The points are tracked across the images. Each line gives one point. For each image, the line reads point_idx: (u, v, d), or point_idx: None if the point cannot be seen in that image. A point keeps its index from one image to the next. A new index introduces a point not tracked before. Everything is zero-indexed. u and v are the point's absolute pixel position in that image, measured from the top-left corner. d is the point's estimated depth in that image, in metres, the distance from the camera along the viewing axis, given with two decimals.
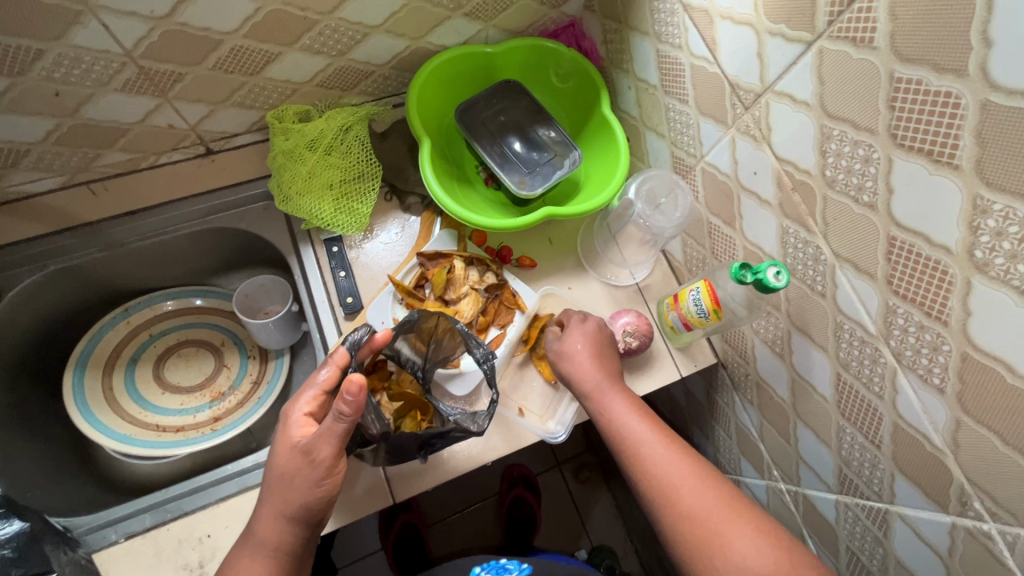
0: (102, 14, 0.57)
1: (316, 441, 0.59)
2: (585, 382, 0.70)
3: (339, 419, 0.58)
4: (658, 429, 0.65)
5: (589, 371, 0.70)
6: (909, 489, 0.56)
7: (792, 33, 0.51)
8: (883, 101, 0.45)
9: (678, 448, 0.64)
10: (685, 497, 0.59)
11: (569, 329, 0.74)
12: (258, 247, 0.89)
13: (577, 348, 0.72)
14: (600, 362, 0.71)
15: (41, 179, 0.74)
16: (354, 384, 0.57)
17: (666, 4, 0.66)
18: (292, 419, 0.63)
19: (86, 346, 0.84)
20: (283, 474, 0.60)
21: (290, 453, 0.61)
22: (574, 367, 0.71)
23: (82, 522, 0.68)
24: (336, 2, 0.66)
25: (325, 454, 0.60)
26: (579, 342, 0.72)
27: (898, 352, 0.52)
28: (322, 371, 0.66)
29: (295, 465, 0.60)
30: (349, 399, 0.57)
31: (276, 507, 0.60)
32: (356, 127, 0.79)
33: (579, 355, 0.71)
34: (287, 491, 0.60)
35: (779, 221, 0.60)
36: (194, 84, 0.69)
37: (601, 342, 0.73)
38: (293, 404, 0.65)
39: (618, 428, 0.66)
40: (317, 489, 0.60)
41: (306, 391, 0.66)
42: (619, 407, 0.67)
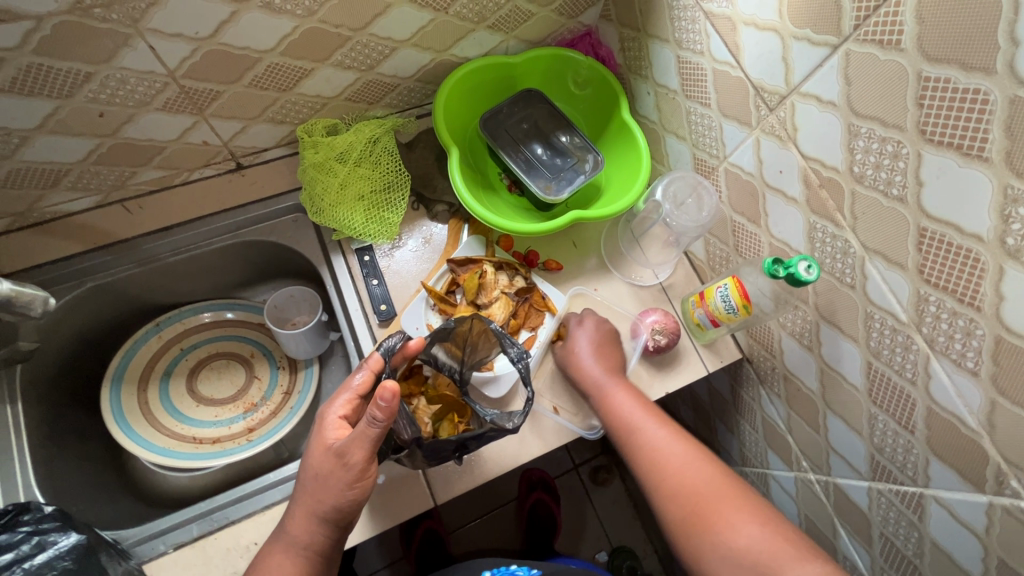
0: (150, 37, 0.59)
1: (349, 444, 0.60)
2: (589, 376, 0.74)
3: (372, 424, 0.59)
4: (657, 416, 0.70)
5: (591, 366, 0.75)
6: (943, 472, 0.58)
7: (818, 37, 0.53)
8: (912, 99, 0.47)
9: (676, 435, 0.68)
10: (681, 478, 0.63)
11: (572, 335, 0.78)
12: (287, 259, 0.90)
13: (582, 349, 0.76)
14: (602, 359, 0.75)
15: (78, 199, 0.75)
16: (388, 391, 0.57)
17: (687, 12, 0.68)
18: (327, 421, 0.65)
19: (121, 362, 0.85)
20: (317, 475, 0.62)
21: (324, 455, 0.62)
22: (578, 366, 0.75)
23: (130, 535, 0.68)
24: (368, 18, 0.68)
25: (358, 457, 0.60)
26: (583, 341, 0.77)
27: (931, 339, 0.54)
28: (357, 376, 0.67)
29: (328, 467, 0.61)
30: (382, 405, 0.57)
31: (309, 507, 0.61)
32: (384, 138, 0.81)
33: (581, 354, 0.76)
34: (321, 492, 0.61)
35: (806, 217, 0.63)
36: (230, 102, 0.71)
37: (604, 339, 0.77)
38: (328, 407, 0.66)
39: (618, 416, 0.70)
40: (348, 492, 0.60)
41: (341, 395, 0.67)
42: (621, 397, 0.71)
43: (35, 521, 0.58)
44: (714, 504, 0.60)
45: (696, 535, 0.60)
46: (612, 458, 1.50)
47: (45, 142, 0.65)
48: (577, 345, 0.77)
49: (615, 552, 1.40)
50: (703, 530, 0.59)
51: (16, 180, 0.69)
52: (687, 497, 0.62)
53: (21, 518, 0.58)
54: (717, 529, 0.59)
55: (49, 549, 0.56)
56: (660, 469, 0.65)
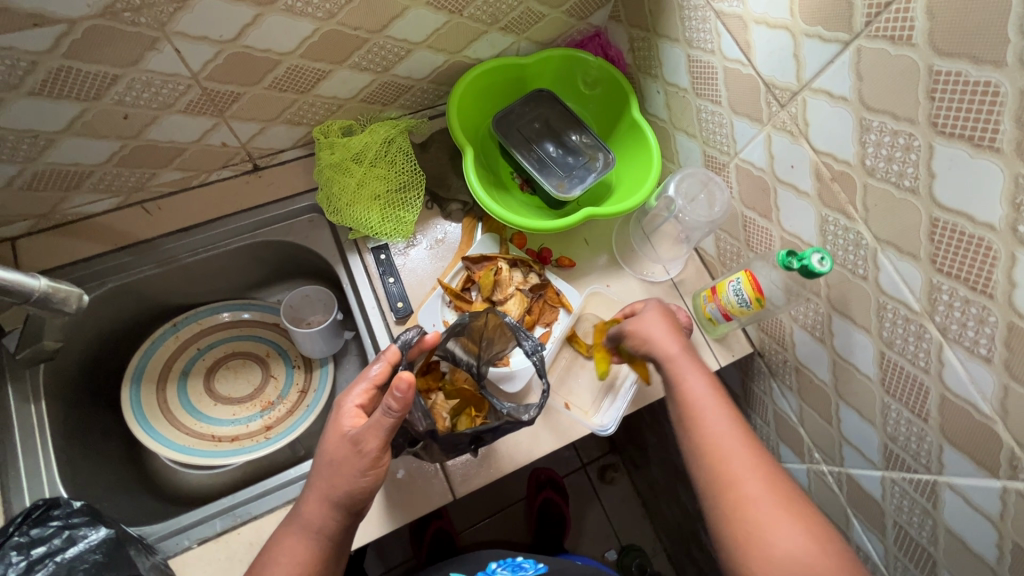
0: (176, 40, 0.60)
1: (365, 432, 0.60)
2: (662, 352, 0.69)
3: (387, 414, 0.59)
4: (728, 410, 0.63)
5: (667, 343, 0.69)
6: (957, 458, 0.59)
7: (829, 34, 0.55)
8: (923, 93, 0.49)
9: (744, 433, 0.62)
10: (741, 479, 0.58)
11: (648, 312, 0.73)
12: (302, 259, 0.92)
13: (656, 328, 0.71)
14: (678, 340, 0.69)
15: (100, 200, 0.77)
16: (404, 382, 0.57)
17: (697, 12, 0.70)
18: (344, 409, 0.65)
19: (139, 362, 0.86)
20: (331, 461, 0.62)
21: (340, 442, 0.62)
22: (651, 339, 0.70)
23: (154, 531, 0.69)
24: (386, 21, 0.69)
25: (373, 446, 0.60)
26: (656, 320, 0.72)
27: (944, 327, 0.55)
28: (375, 366, 0.67)
29: (344, 454, 0.61)
30: (398, 395, 0.57)
31: (322, 492, 0.61)
32: (398, 139, 0.83)
33: (654, 330, 0.70)
34: (336, 477, 0.61)
35: (818, 211, 0.64)
36: (250, 104, 0.72)
37: (676, 323, 0.72)
38: (346, 396, 0.66)
39: (687, 400, 0.64)
40: (361, 479, 0.60)
41: (358, 384, 0.67)
42: (693, 381, 0.65)
43: (65, 516, 0.59)
44: (770, 512, 0.56)
45: (741, 538, 0.55)
46: (620, 457, 1.51)
47: (70, 144, 0.66)
48: (649, 321, 0.72)
49: (624, 550, 1.40)
50: (749, 532, 0.55)
51: (41, 182, 0.70)
52: (740, 500, 0.57)
53: (51, 513, 0.59)
54: (762, 531, 0.55)
55: (79, 542, 0.57)
56: (721, 463, 0.60)
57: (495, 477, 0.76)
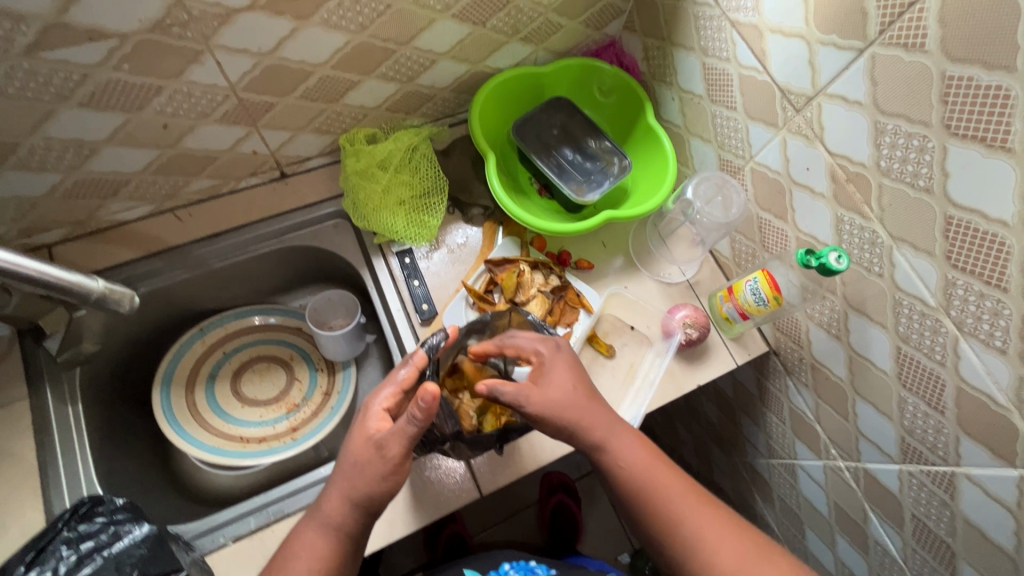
0: (218, 52, 0.63)
1: (390, 437, 0.62)
2: (586, 432, 0.65)
3: (411, 422, 0.61)
4: (660, 462, 0.67)
5: (581, 411, 0.65)
6: (974, 449, 0.61)
7: (844, 42, 0.58)
8: (936, 97, 0.51)
9: (684, 484, 0.65)
10: (693, 534, 0.62)
11: (547, 377, 0.67)
12: (326, 264, 0.94)
13: (561, 397, 0.65)
14: (590, 409, 0.66)
15: (134, 208, 0.79)
16: (429, 394, 0.58)
17: (712, 22, 0.73)
18: (370, 412, 0.66)
19: (170, 364, 0.88)
20: (355, 462, 0.63)
21: (365, 445, 0.64)
22: (562, 414, 0.64)
23: (190, 528, 0.71)
24: (413, 33, 0.72)
25: (395, 451, 0.62)
26: (564, 381, 0.66)
27: (959, 321, 0.57)
28: (403, 370, 0.69)
29: (367, 457, 0.63)
30: (423, 405, 0.59)
31: (345, 491, 0.63)
32: (422, 146, 0.86)
33: (564, 400, 0.65)
34: (358, 479, 0.63)
35: (833, 211, 0.66)
36: (281, 113, 0.75)
37: (581, 379, 0.68)
38: (373, 398, 0.67)
39: (625, 471, 0.65)
40: (382, 483, 0.62)
41: (386, 387, 0.68)
42: (622, 446, 0.66)
43: (110, 513, 0.61)
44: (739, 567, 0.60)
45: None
46: None
47: (111, 153, 0.69)
48: (555, 386, 0.66)
49: (637, 552, 1.41)
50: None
51: (80, 190, 0.72)
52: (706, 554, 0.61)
53: (96, 510, 0.61)
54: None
55: (124, 538, 0.59)
56: (671, 526, 0.63)
57: (516, 475, 0.77)
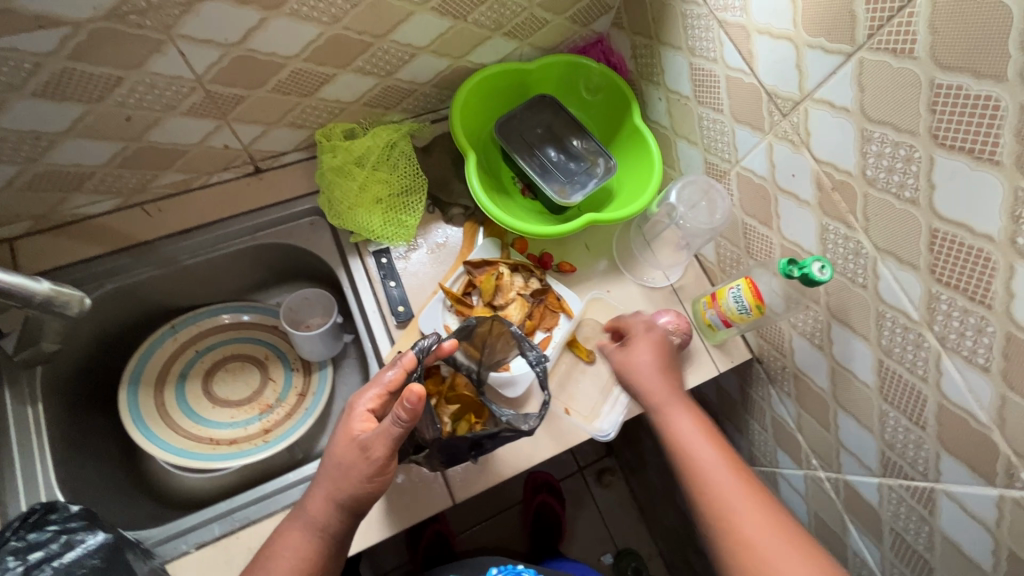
0: (182, 43, 0.60)
1: (374, 439, 0.60)
2: (649, 397, 0.72)
3: (396, 423, 0.59)
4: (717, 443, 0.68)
5: (653, 377, 0.73)
6: (954, 466, 0.59)
7: (832, 46, 0.56)
8: (924, 106, 0.49)
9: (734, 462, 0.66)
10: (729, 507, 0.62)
11: (634, 342, 0.77)
12: (302, 262, 0.91)
13: (641, 361, 0.75)
14: (667, 377, 0.74)
15: (99, 202, 0.76)
16: (414, 395, 0.56)
17: (700, 21, 0.70)
18: (354, 412, 0.64)
19: (138, 363, 0.86)
20: (339, 463, 0.62)
21: (349, 446, 0.62)
22: (638, 377, 0.74)
23: (152, 534, 0.68)
24: (391, 25, 0.70)
25: (380, 453, 0.60)
26: (644, 352, 0.75)
27: (942, 336, 0.55)
28: (390, 372, 0.66)
29: (351, 458, 0.61)
30: (407, 406, 0.57)
31: (328, 492, 0.61)
32: (401, 143, 0.83)
33: (643, 365, 0.74)
34: (342, 481, 0.61)
35: (818, 220, 0.65)
36: (253, 106, 0.72)
37: (663, 356, 0.76)
38: (358, 397, 0.65)
39: (678, 441, 0.69)
40: (366, 485, 0.61)
41: (372, 387, 0.65)
42: (679, 421, 0.70)
43: (63, 520, 0.59)
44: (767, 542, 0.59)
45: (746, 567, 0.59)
46: (617, 461, 1.50)
47: (72, 145, 0.66)
48: (637, 353, 0.76)
49: (620, 554, 1.40)
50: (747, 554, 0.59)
51: (41, 183, 0.69)
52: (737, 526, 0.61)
53: (48, 517, 0.59)
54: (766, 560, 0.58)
55: (76, 547, 0.57)
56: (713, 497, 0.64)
57: (491, 482, 0.75)
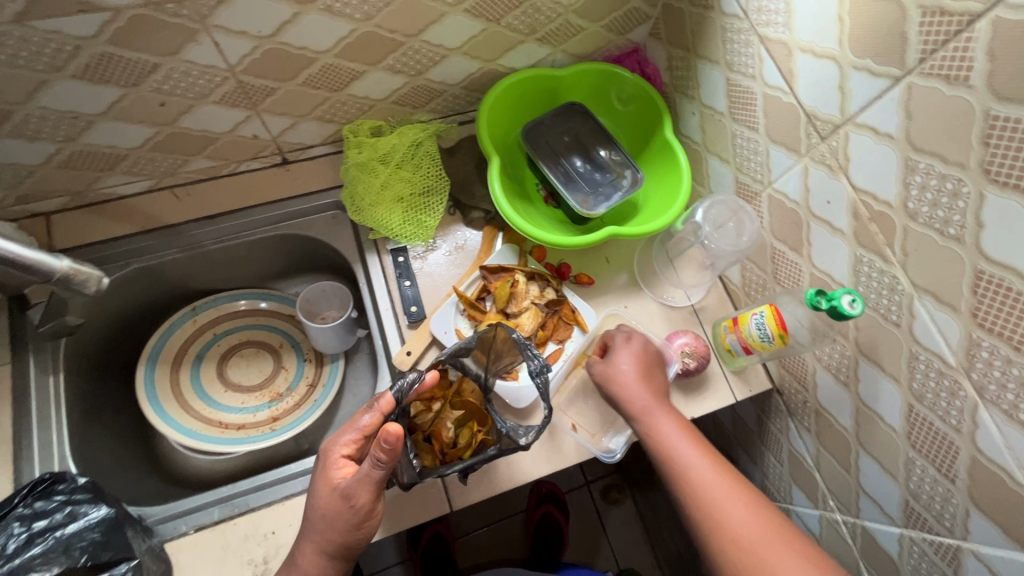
0: (216, 33, 0.61)
1: (357, 486, 0.58)
2: (633, 403, 0.70)
3: (377, 466, 0.57)
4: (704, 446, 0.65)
5: (632, 383, 0.71)
6: (985, 526, 0.55)
7: (879, 68, 0.53)
8: (976, 138, 0.46)
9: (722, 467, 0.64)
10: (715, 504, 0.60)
11: (617, 351, 0.74)
12: (322, 254, 0.92)
13: (628, 369, 0.72)
14: (650, 383, 0.71)
15: (132, 182, 0.78)
16: (392, 434, 0.54)
17: (740, 35, 0.68)
18: (331, 459, 0.61)
19: (157, 342, 0.88)
20: (323, 515, 0.60)
21: (331, 495, 0.60)
22: (623, 384, 0.71)
23: (154, 511, 0.69)
24: (423, 25, 0.69)
25: (364, 500, 0.58)
26: (625, 362, 0.73)
27: (981, 386, 0.51)
28: (366, 415, 0.63)
29: (336, 508, 0.59)
30: (387, 447, 0.55)
31: (316, 544, 0.59)
32: (426, 142, 0.83)
33: (629, 373, 0.72)
34: (330, 532, 0.59)
35: (852, 250, 0.61)
36: (283, 98, 0.73)
37: (647, 365, 0.73)
38: (332, 443, 0.62)
39: (665, 447, 0.66)
40: (356, 532, 0.59)
41: (346, 431, 0.63)
42: (662, 419, 0.68)
43: (69, 492, 0.60)
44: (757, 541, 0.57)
45: None
46: (625, 479, 1.46)
47: (108, 127, 0.68)
48: (619, 362, 0.73)
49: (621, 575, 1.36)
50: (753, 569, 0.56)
51: (78, 162, 0.72)
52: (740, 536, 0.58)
53: (56, 487, 0.60)
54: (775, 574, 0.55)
55: (79, 519, 0.59)
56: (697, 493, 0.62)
57: (491, 493, 0.74)
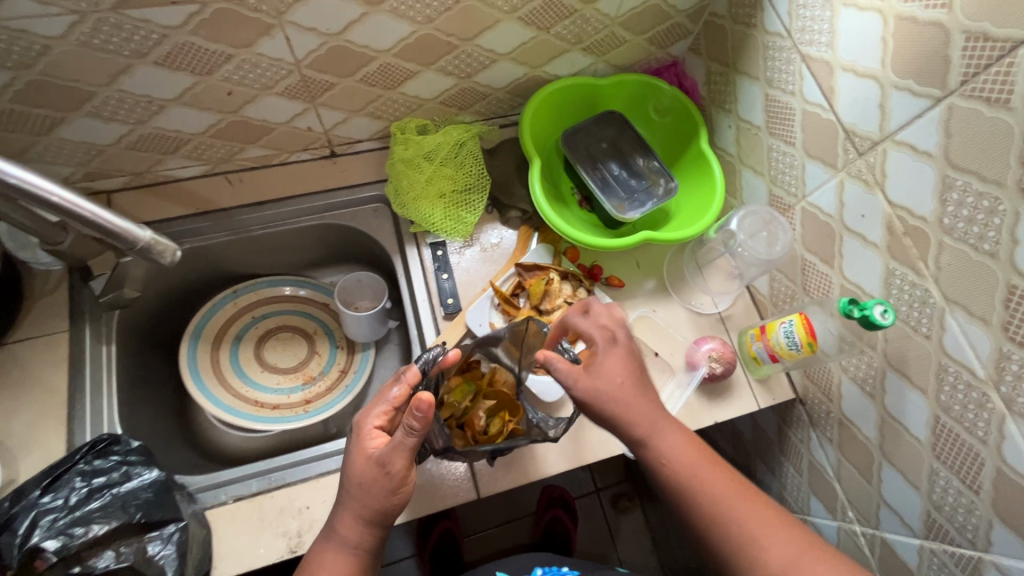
0: (289, 28, 0.65)
1: (391, 453, 0.58)
2: (631, 423, 0.62)
3: (410, 433, 0.57)
4: (704, 453, 0.62)
5: (626, 397, 0.62)
6: (1007, 538, 0.56)
7: (920, 89, 0.55)
8: (1014, 158, 0.48)
9: (724, 475, 0.61)
10: (743, 531, 0.57)
11: (602, 360, 0.64)
12: (360, 245, 0.95)
13: (620, 381, 0.63)
14: (642, 392, 0.63)
15: (190, 166, 0.82)
16: (424, 402, 0.55)
17: (782, 53, 0.71)
18: (364, 431, 0.62)
19: (200, 321, 0.91)
20: (359, 483, 0.60)
21: (365, 465, 0.60)
22: (615, 401, 0.62)
23: (196, 481, 0.72)
24: (478, 30, 0.73)
25: (399, 466, 0.59)
26: (616, 373, 0.63)
27: (1009, 399, 0.53)
28: (395, 388, 0.64)
29: (370, 476, 0.59)
30: (419, 414, 0.56)
31: (354, 512, 0.59)
32: (469, 143, 0.86)
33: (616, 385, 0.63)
34: (365, 500, 0.59)
35: (885, 263, 0.63)
36: (340, 94, 0.77)
37: (634, 373, 0.64)
38: (364, 416, 0.63)
39: (669, 461, 0.61)
40: (392, 499, 0.59)
41: (377, 404, 0.64)
42: (668, 440, 0.62)
43: (123, 453, 0.65)
44: (790, 568, 0.55)
45: None
46: (635, 488, 1.47)
47: (177, 112, 0.72)
48: (604, 375, 0.63)
49: None
50: None
51: (144, 144, 0.76)
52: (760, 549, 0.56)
53: (112, 447, 0.65)
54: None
55: (134, 479, 0.63)
56: (721, 523, 0.58)
57: (517, 482, 0.75)
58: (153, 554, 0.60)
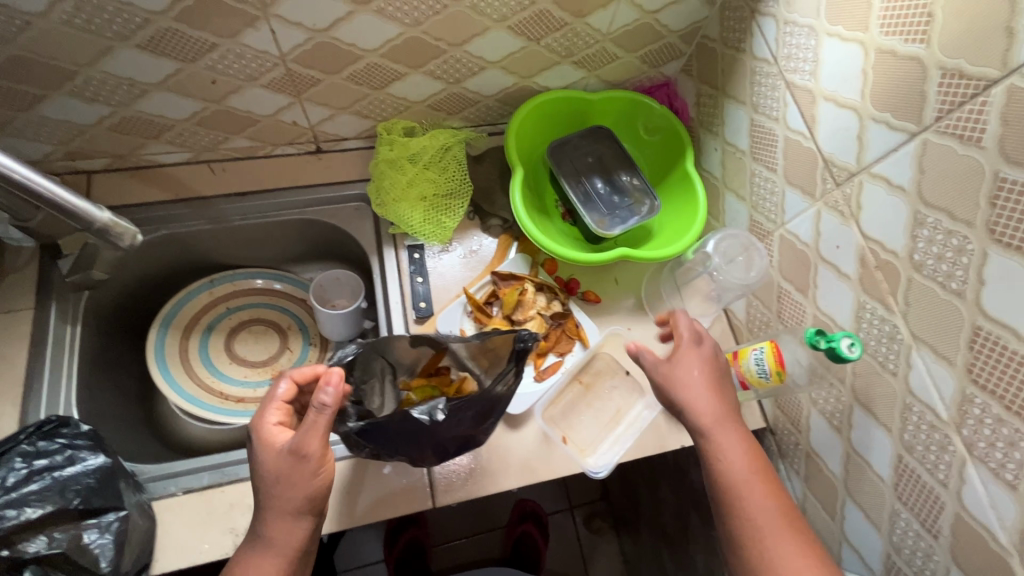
0: (274, 22, 0.65)
1: (301, 437, 0.57)
2: (697, 415, 0.64)
3: (320, 411, 0.57)
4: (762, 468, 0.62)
5: (703, 393, 0.65)
6: None
7: (897, 123, 0.55)
8: (984, 197, 0.47)
9: (773, 490, 0.61)
10: (774, 552, 0.57)
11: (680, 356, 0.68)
12: (340, 243, 0.94)
13: (694, 380, 0.66)
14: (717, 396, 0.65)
15: (173, 152, 0.82)
16: (335, 375, 0.58)
17: (768, 79, 0.71)
18: (263, 433, 0.59)
19: (173, 308, 0.91)
20: (277, 478, 0.57)
21: (278, 458, 0.58)
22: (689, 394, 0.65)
23: (147, 470, 0.70)
24: (466, 37, 0.73)
25: (314, 446, 0.57)
26: (694, 368, 0.67)
27: (970, 443, 0.52)
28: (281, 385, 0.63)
29: (285, 468, 0.57)
30: (331, 387, 0.57)
31: (278, 507, 0.57)
32: (455, 148, 0.86)
33: (691, 381, 0.66)
34: (288, 491, 0.57)
35: (857, 295, 0.63)
36: (326, 90, 0.77)
37: (713, 373, 0.67)
38: (259, 420, 0.61)
39: (722, 461, 0.62)
40: (316, 481, 0.58)
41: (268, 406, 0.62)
42: (732, 443, 0.62)
43: (71, 437, 0.64)
44: None
45: None
46: (609, 509, 1.44)
47: (162, 98, 0.72)
48: (683, 368, 0.67)
49: None
50: None
51: (126, 126, 0.76)
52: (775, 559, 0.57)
53: (60, 430, 0.64)
54: None
55: (77, 464, 0.62)
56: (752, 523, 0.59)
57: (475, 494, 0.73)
58: (88, 543, 0.59)
